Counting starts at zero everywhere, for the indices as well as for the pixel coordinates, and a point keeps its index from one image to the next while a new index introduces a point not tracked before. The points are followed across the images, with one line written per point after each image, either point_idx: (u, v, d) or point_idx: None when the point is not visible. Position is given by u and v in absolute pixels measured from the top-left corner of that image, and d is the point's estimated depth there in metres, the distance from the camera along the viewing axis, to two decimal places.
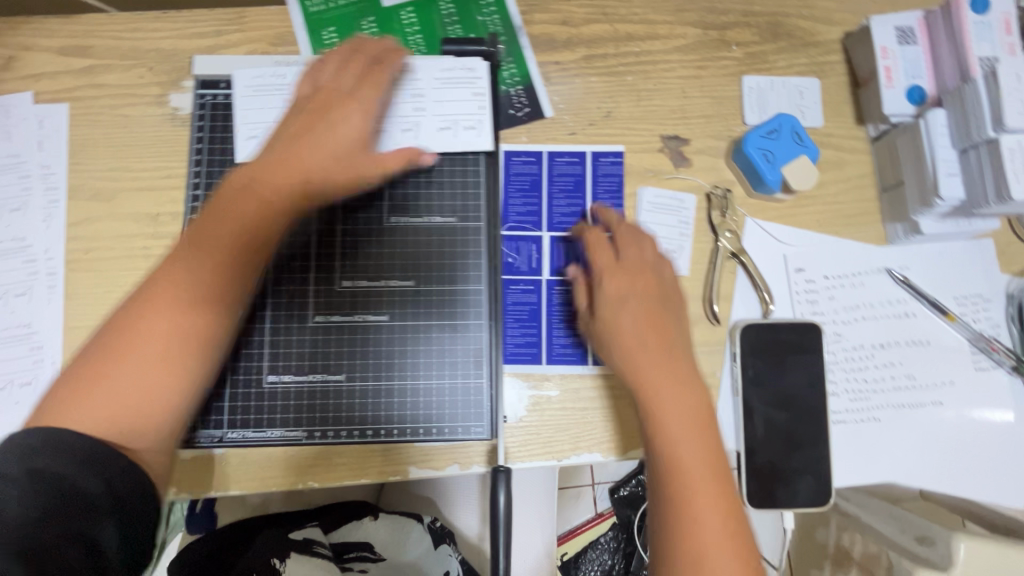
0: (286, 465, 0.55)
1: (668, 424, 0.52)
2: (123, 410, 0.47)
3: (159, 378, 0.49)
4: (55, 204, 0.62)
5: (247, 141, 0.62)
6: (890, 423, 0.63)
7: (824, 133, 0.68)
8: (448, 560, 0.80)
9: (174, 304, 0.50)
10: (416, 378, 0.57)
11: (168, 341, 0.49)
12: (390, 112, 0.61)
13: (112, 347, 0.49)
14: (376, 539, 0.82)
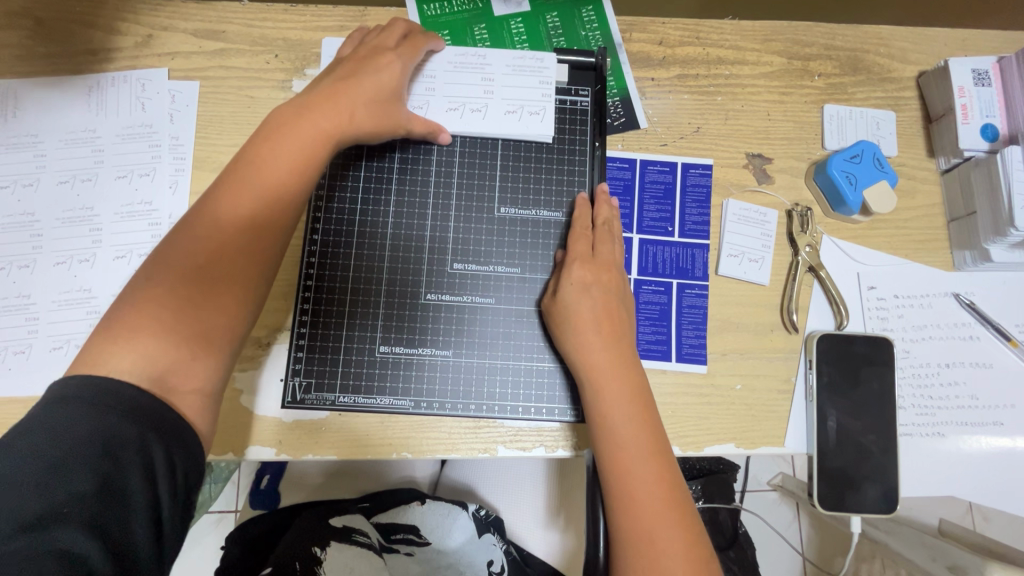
0: (388, 433, 0.60)
1: (603, 374, 0.56)
2: (151, 351, 0.46)
3: (204, 315, 0.49)
4: (181, 173, 0.66)
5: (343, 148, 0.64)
6: (952, 438, 0.66)
7: (899, 162, 0.72)
8: (492, 551, 0.75)
9: (203, 242, 0.50)
10: (519, 358, 0.61)
11: (207, 278, 0.50)
12: (461, 94, 0.64)
13: (157, 278, 0.49)
14: (422, 523, 0.77)
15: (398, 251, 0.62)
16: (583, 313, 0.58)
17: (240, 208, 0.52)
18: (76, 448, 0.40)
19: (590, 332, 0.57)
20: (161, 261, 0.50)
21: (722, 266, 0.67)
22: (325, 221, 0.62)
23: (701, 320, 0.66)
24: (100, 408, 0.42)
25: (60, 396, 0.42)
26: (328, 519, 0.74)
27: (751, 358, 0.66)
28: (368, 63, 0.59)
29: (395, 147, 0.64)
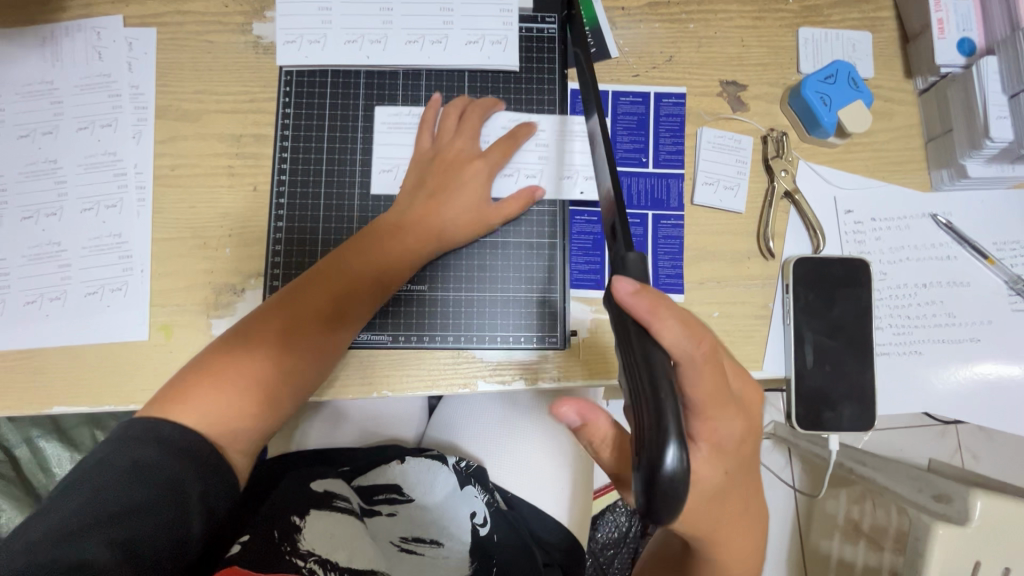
0: (367, 369, 0.60)
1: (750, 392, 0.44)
2: (249, 401, 0.51)
3: (284, 368, 0.53)
4: (144, 123, 0.65)
5: (378, 174, 0.63)
6: (931, 355, 0.66)
7: (875, 84, 0.71)
8: (473, 503, 0.78)
9: (293, 304, 0.55)
10: (494, 290, 0.61)
11: (303, 336, 0.54)
12: (515, 160, 0.63)
13: (237, 342, 0.53)
14: (404, 481, 0.80)
15: (368, 199, 0.63)
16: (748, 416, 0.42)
17: (320, 291, 0.55)
18: (114, 475, 0.44)
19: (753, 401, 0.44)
20: (247, 324, 0.54)
21: (697, 195, 0.67)
22: (291, 171, 0.63)
23: (677, 250, 0.66)
24: (141, 437, 0.46)
25: (119, 433, 0.47)
26: (309, 483, 0.73)
27: (729, 286, 0.66)
28: (426, 110, 0.62)
29: (359, 85, 0.63)
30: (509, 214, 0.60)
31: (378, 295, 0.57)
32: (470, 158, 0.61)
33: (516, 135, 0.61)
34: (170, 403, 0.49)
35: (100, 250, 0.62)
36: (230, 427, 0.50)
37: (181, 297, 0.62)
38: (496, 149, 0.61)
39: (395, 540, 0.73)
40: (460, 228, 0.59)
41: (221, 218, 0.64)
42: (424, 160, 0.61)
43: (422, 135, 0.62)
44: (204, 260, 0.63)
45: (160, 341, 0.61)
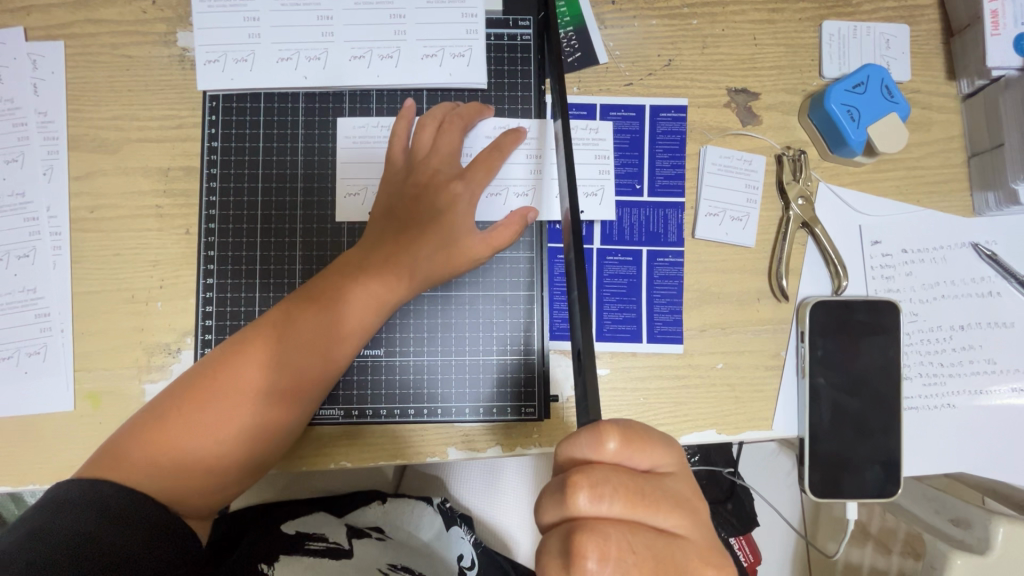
0: (319, 445, 0.51)
1: (657, 509, 0.31)
2: (192, 464, 0.44)
3: (230, 430, 0.46)
4: (56, 156, 0.56)
5: (345, 199, 0.54)
6: (965, 408, 0.58)
7: (911, 88, 0.60)
8: (460, 544, 0.68)
9: (248, 350, 0.47)
10: (463, 353, 0.53)
11: (254, 391, 0.46)
12: (501, 175, 0.53)
13: (186, 394, 0.46)
14: (385, 521, 0.69)
15: (312, 249, 0.55)
16: (682, 536, 0.31)
17: (281, 339, 0.48)
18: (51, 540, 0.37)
19: (665, 500, 0.32)
20: (198, 376, 0.47)
21: (699, 228, 0.57)
22: (222, 217, 0.55)
23: (676, 293, 0.57)
24: (82, 502, 0.39)
25: (52, 496, 0.40)
26: (280, 526, 0.63)
27: (735, 333, 0.57)
28: (398, 121, 0.53)
29: (298, 110, 0.55)
30: (503, 242, 0.51)
31: (351, 341, 0.49)
32: (450, 178, 0.52)
33: (503, 146, 0.52)
34: (111, 463, 0.43)
35: (14, 308, 0.54)
36: (182, 495, 0.44)
37: (107, 359, 0.54)
38: (479, 166, 0.52)
39: (383, 566, 0.60)
40: (446, 262, 0.51)
41: (150, 266, 0.55)
42: (398, 180, 0.52)
43: (395, 148, 0.53)
44: (132, 317, 0.55)
45: (86, 411, 0.54)
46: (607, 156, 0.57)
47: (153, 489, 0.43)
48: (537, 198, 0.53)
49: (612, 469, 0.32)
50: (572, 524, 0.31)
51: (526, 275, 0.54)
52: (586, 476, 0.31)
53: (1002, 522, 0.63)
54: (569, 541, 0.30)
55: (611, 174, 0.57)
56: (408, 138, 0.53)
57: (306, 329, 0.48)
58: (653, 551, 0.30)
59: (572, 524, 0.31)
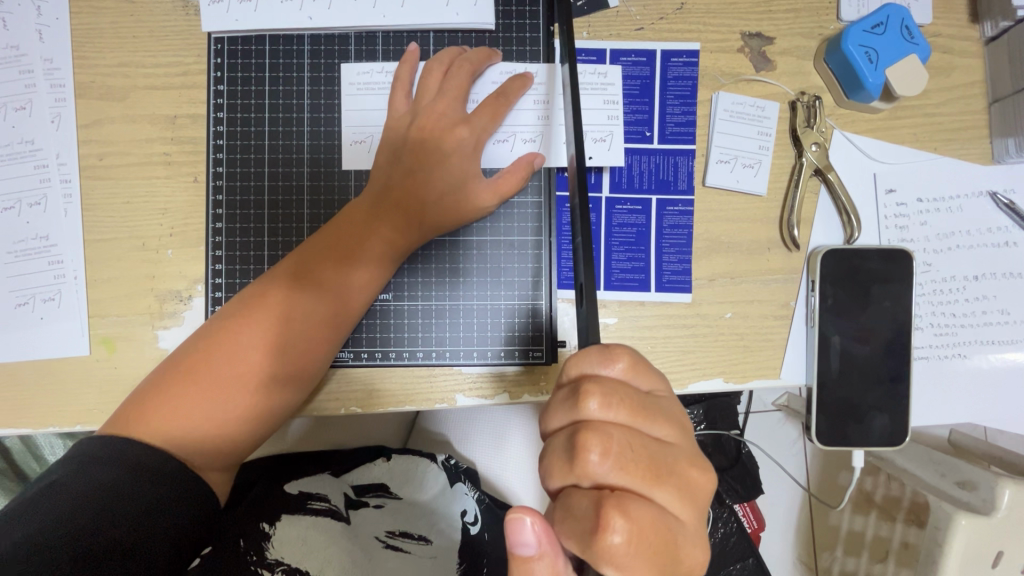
0: (332, 388, 0.52)
1: (654, 419, 0.35)
2: (206, 419, 0.45)
3: (243, 383, 0.46)
4: (63, 104, 0.56)
5: (352, 145, 0.54)
6: (976, 359, 0.57)
7: (933, 32, 0.58)
8: (464, 500, 0.69)
9: (256, 305, 0.48)
10: (471, 299, 0.53)
11: (264, 344, 0.47)
12: (508, 121, 0.52)
13: (202, 350, 0.47)
14: (390, 478, 0.70)
15: (319, 195, 0.55)
16: (675, 447, 0.35)
17: (291, 292, 0.48)
18: (71, 493, 0.38)
19: (660, 416, 0.36)
20: (212, 332, 0.48)
21: (710, 175, 0.56)
22: (229, 163, 0.55)
23: (685, 242, 0.57)
24: (99, 454, 0.41)
25: (74, 450, 0.42)
26: (285, 483, 0.64)
27: (744, 282, 0.57)
28: (402, 66, 0.52)
29: (303, 54, 0.54)
30: (510, 189, 0.50)
31: (362, 293, 0.50)
32: (455, 123, 0.51)
33: (509, 92, 0.51)
34: (129, 420, 0.44)
35: (27, 255, 0.55)
36: (198, 448, 0.45)
37: (120, 306, 0.55)
38: (484, 110, 0.50)
39: (379, 534, 0.62)
40: (454, 209, 0.50)
41: (160, 214, 0.56)
42: (400, 131, 0.51)
43: (398, 96, 0.52)
44: (144, 264, 0.55)
45: (101, 356, 0.55)
46: (615, 101, 0.56)
47: (169, 443, 0.44)
48: (545, 144, 0.53)
49: (618, 384, 0.36)
50: (579, 425, 0.35)
51: (535, 219, 0.54)
52: (597, 385, 0.35)
53: (1009, 485, 0.62)
54: (574, 437, 0.34)
55: (620, 119, 0.56)
56: (411, 83, 0.52)
57: (314, 281, 0.48)
58: (649, 454, 0.34)
59: (579, 425, 0.34)
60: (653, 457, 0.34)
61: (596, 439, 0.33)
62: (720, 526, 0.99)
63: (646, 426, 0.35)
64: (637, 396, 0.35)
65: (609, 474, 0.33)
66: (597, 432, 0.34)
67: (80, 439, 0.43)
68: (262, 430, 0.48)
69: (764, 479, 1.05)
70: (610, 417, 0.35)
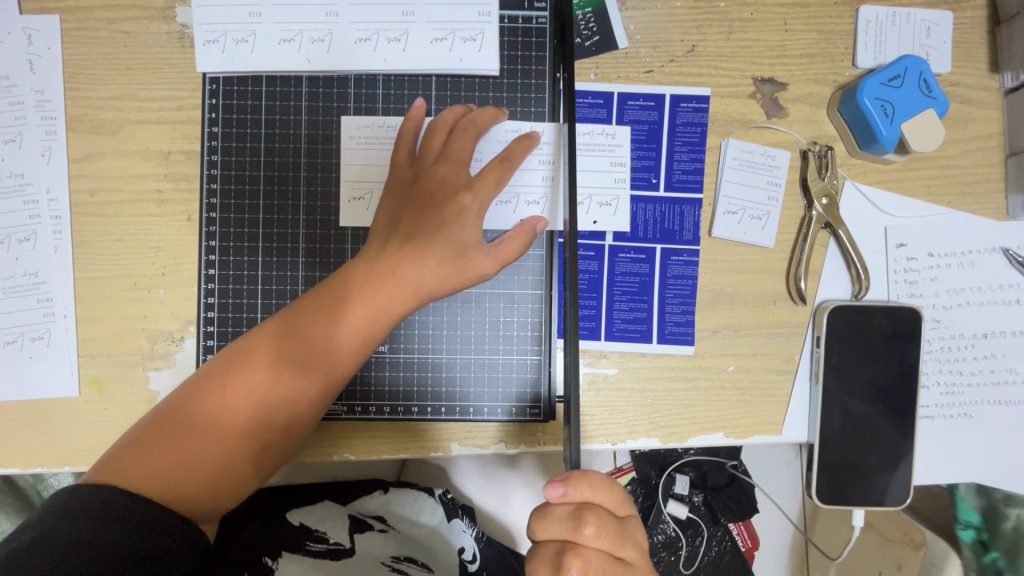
0: (325, 439, 0.51)
1: (629, 543, 0.39)
2: (192, 474, 0.44)
3: (233, 439, 0.45)
4: (54, 137, 0.54)
5: (350, 203, 0.53)
6: (983, 419, 0.56)
7: (950, 81, 0.56)
8: (462, 537, 0.68)
9: (250, 361, 0.46)
10: (468, 352, 0.52)
11: (255, 403, 0.46)
12: (514, 183, 0.52)
13: (191, 402, 0.46)
14: (387, 512, 0.68)
15: (315, 244, 0.54)
16: (637, 564, 0.39)
17: (283, 351, 0.47)
18: (55, 548, 0.37)
19: (631, 539, 0.39)
20: (200, 385, 0.46)
21: (716, 226, 0.55)
22: (223, 206, 0.54)
23: (689, 293, 0.55)
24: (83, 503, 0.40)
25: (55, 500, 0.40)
26: (285, 513, 0.63)
27: (749, 336, 0.55)
28: (406, 123, 0.51)
29: (301, 96, 0.53)
30: (511, 255, 0.49)
31: (353, 356, 0.48)
32: (458, 189, 0.49)
33: (515, 155, 0.49)
34: (114, 466, 0.43)
35: (15, 293, 0.54)
36: (183, 500, 0.44)
37: (111, 346, 0.54)
38: (488, 176, 0.48)
39: (385, 559, 0.61)
40: (451, 277, 0.48)
41: (152, 253, 0.54)
42: (403, 190, 0.50)
43: (400, 151, 0.51)
44: (135, 304, 0.54)
45: (91, 397, 0.53)
46: (622, 152, 0.55)
47: (151, 495, 0.43)
48: (549, 207, 0.52)
49: (605, 510, 0.39)
50: (569, 543, 0.38)
51: (535, 271, 0.53)
52: (595, 514, 0.38)
53: None
54: (562, 558, 0.37)
55: (626, 182, 0.55)
56: (414, 142, 0.51)
57: (308, 342, 0.47)
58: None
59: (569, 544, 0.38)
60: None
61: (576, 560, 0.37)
62: (715, 545, 0.98)
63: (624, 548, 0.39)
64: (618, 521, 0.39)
65: None
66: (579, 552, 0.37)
67: (53, 493, 0.40)
68: (247, 487, 0.47)
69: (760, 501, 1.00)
70: (596, 540, 0.38)
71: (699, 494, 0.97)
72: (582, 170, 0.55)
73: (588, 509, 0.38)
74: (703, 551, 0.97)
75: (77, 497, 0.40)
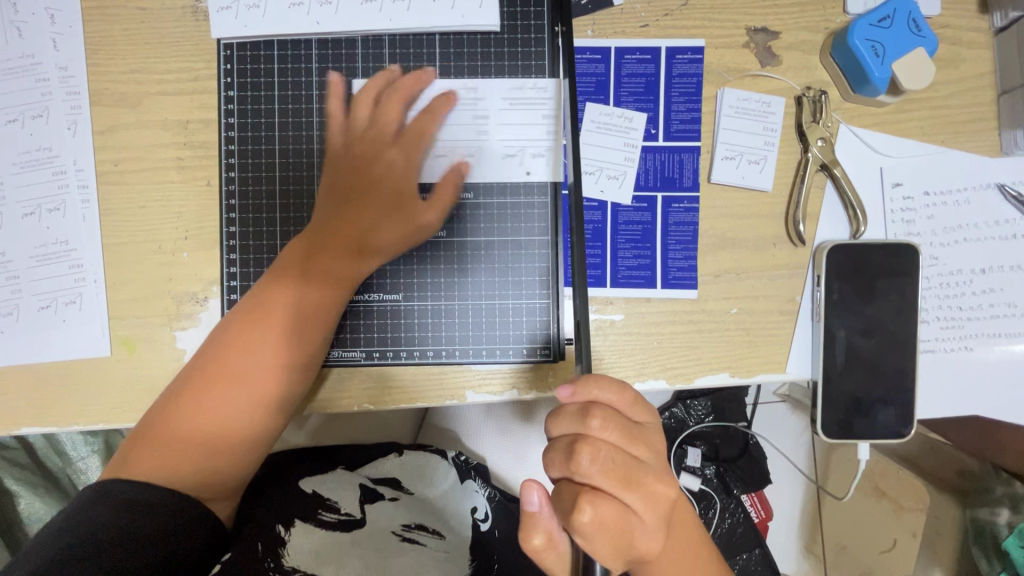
0: (348, 386, 0.54)
1: (636, 439, 0.41)
2: (196, 454, 0.48)
3: (234, 417, 0.49)
4: (78, 111, 0.57)
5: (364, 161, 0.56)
6: (983, 351, 0.57)
7: (941, 23, 0.58)
8: (474, 497, 0.70)
9: (232, 339, 0.50)
10: (478, 297, 0.55)
11: (245, 376, 0.50)
12: (517, 138, 0.54)
13: (177, 390, 0.50)
14: (403, 475, 0.71)
15: None
16: (649, 462, 0.41)
17: (267, 326, 0.50)
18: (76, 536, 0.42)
19: (641, 438, 0.41)
20: (185, 376, 0.50)
21: (715, 171, 0.57)
22: (241, 166, 0.56)
23: (691, 238, 0.57)
24: (99, 498, 0.45)
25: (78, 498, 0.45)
26: (299, 482, 0.65)
27: (750, 279, 0.57)
28: (330, 99, 0.56)
29: (309, 59, 0.56)
30: (449, 200, 0.54)
31: (328, 310, 0.52)
32: (381, 148, 0.55)
33: (433, 111, 0.54)
34: (117, 466, 0.48)
35: (46, 261, 0.56)
36: (195, 482, 0.48)
37: (139, 308, 0.56)
38: (414, 133, 0.54)
39: (396, 529, 0.63)
40: (409, 225, 0.54)
41: (175, 218, 0.57)
42: (331, 163, 0.55)
43: (334, 125, 0.56)
44: (161, 267, 0.57)
45: (122, 357, 0.56)
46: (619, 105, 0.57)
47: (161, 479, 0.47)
48: (552, 163, 0.55)
49: (613, 409, 0.41)
50: (580, 435, 0.40)
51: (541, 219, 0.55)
52: (601, 408, 0.40)
53: None
54: (573, 445, 0.39)
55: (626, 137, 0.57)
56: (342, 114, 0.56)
57: (279, 312, 0.51)
58: (630, 468, 0.39)
59: (580, 434, 0.40)
60: (632, 468, 0.40)
61: (590, 449, 0.39)
62: (727, 516, 0.97)
63: (633, 443, 0.40)
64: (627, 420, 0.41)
65: (594, 474, 0.39)
66: (593, 441, 0.39)
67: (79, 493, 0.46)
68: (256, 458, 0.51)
69: (770, 465, 1.01)
70: (601, 431, 0.40)
71: (711, 466, 0.98)
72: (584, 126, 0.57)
73: (595, 404, 0.41)
74: (716, 522, 0.96)
75: (88, 495, 0.45)
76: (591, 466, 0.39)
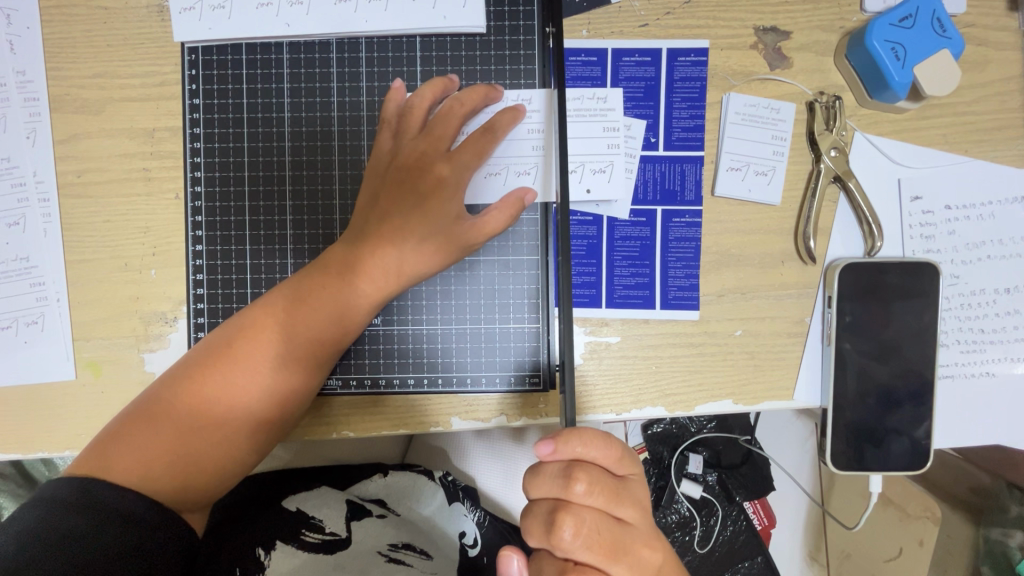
0: (324, 415, 0.50)
1: (623, 502, 0.38)
2: (178, 461, 0.43)
3: (223, 429, 0.44)
4: (37, 118, 0.53)
5: (339, 175, 0.52)
6: (1005, 376, 0.54)
7: (966, 22, 0.53)
8: (462, 521, 0.67)
9: (240, 347, 0.45)
10: (463, 322, 0.51)
11: (247, 389, 0.45)
12: (500, 155, 0.50)
13: (172, 395, 0.45)
14: (388, 495, 0.68)
15: (303, 215, 0.53)
16: (636, 523, 0.38)
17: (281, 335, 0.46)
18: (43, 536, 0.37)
19: (629, 497, 0.38)
20: (185, 377, 0.45)
21: (719, 183, 0.53)
22: (208, 179, 0.53)
23: (692, 255, 0.53)
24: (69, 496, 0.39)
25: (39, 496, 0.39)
26: (281, 500, 0.62)
27: (756, 298, 0.53)
28: (387, 104, 0.50)
29: (282, 63, 0.52)
30: (496, 227, 0.48)
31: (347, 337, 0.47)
32: (434, 160, 0.48)
33: (498, 127, 0.48)
34: (95, 459, 0.42)
35: (6, 278, 0.53)
36: (173, 490, 0.43)
37: (105, 329, 0.53)
38: (468, 148, 0.48)
39: (382, 548, 0.59)
40: (442, 250, 0.48)
41: (142, 233, 0.53)
42: (372, 168, 0.49)
43: (383, 136, 0.50)
44: (127, 285, 0.53)
45: (87, 380, 0.53)
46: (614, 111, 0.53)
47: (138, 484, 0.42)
48: (541, 178, 0.50)
49: (599, 468, 0.38)
50: (562, 502, 0.37)
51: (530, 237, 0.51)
52: (585, 470, 0.37)
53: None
54: (554, 515, 0.37)
55: (621, 148, 0.53)
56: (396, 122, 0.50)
57: (300, 325, 0.46)
58: (617, 537, 0.37)
59: (562, 502, 0.37)
60: (620, 535, 0.37)
61: (574, 522, 0.36)
62: (729, 525, 0.95)
63: (621, 507, 0.38)
64: (613, 477, 0.38)
65: (579, 549, 0.36)
66: (577, 511, 0.37)
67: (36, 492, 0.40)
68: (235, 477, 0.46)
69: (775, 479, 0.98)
70: (585, 496, 0.37)
71: (713, 473, 0.95)
72: (576, 136, 0.53)
73: (579, 463, 0.38)
74: (717, 530, 0.94)
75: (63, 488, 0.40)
76: (575, 539, 0.36)
